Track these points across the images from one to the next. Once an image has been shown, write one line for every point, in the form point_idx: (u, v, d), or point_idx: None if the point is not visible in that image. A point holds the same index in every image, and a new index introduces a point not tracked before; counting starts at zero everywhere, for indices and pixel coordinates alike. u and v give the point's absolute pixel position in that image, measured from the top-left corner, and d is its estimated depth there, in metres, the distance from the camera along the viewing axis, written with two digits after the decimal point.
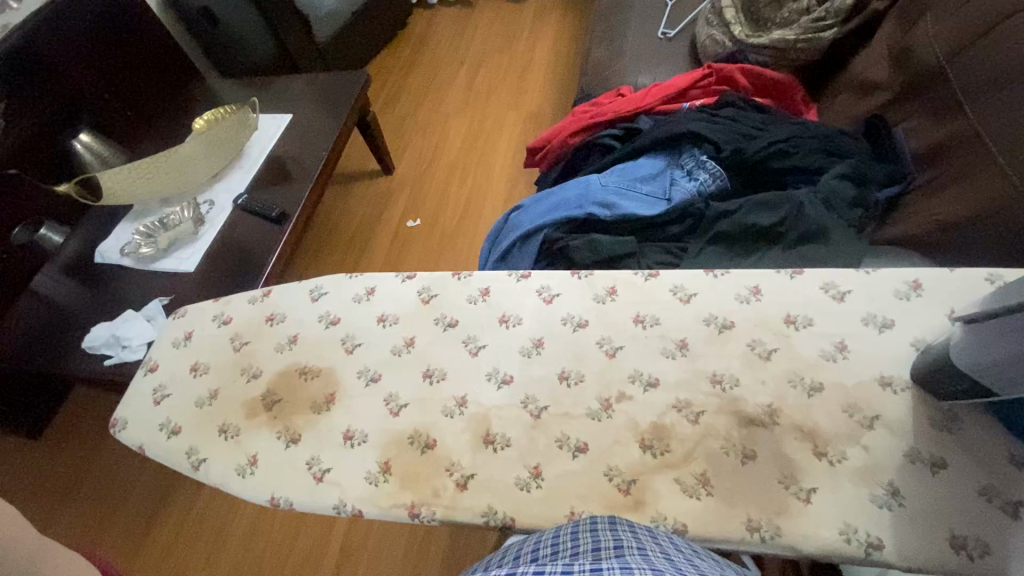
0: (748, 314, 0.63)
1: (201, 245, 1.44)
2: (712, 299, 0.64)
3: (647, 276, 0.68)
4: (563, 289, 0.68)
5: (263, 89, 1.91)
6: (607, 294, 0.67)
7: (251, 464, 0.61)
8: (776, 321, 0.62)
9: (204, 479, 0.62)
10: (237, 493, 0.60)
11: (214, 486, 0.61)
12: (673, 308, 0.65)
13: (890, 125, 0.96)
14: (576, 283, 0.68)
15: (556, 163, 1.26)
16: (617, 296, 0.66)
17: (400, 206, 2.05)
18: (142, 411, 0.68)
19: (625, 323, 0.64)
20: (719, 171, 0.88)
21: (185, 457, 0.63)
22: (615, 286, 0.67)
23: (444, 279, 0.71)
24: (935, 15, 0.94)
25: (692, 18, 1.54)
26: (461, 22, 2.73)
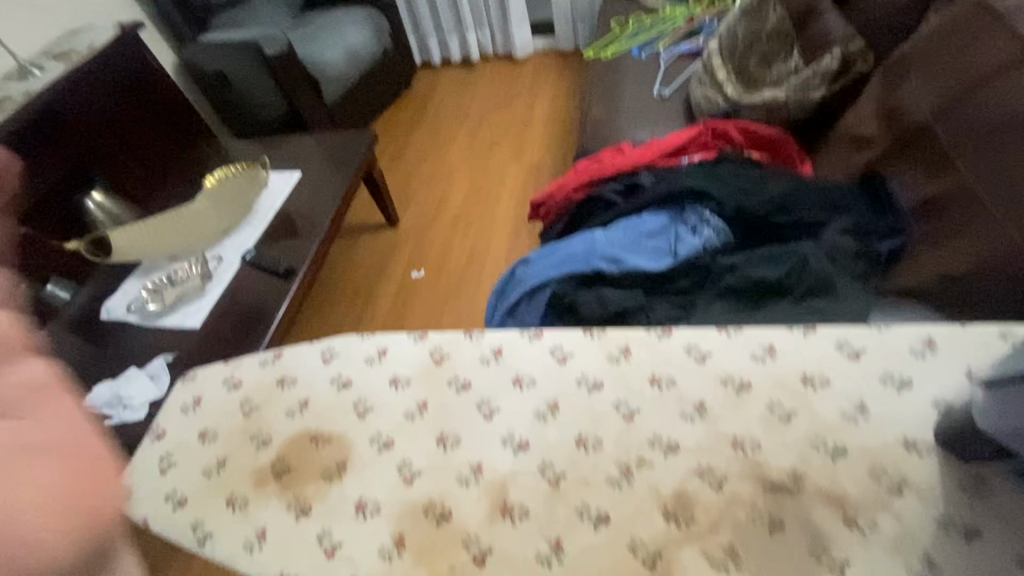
0: (764, 373, 0.62)
1: (207, 301, 1.46)
2: (726, 358, 0.64)
3: (661, 335, 0.68)
4: (576, 349, 0.68)
5: (273, 147, 1.98)
6: (621, 354, 0.67)
7: (260, 539, 0.59)
8: (792, 380, 0.62)
9: (209, 556, 0.59)
10: (243, 571, 0.57)
11: (220, 561, 0.59)
12: (688, 368, 0.64)
13: (885, 179, 0.99)
14: (588, 343, 0.68)
15: (560, 216, 1.29)
16: (631, 356, 0.66)
17: (405, 257, 2.08)
18: (147, 479, 0.66)
19: (641, 384, 0.64)
20: (722, 227, 0.90)
21: (190, 530, 0.61)
22: (628, 346, 0.67)
23: (456, 339, 0.71)
24: (918, 75, 0.99)
25: (686, 78, 1.62)
26: (463, 81, 2.86)
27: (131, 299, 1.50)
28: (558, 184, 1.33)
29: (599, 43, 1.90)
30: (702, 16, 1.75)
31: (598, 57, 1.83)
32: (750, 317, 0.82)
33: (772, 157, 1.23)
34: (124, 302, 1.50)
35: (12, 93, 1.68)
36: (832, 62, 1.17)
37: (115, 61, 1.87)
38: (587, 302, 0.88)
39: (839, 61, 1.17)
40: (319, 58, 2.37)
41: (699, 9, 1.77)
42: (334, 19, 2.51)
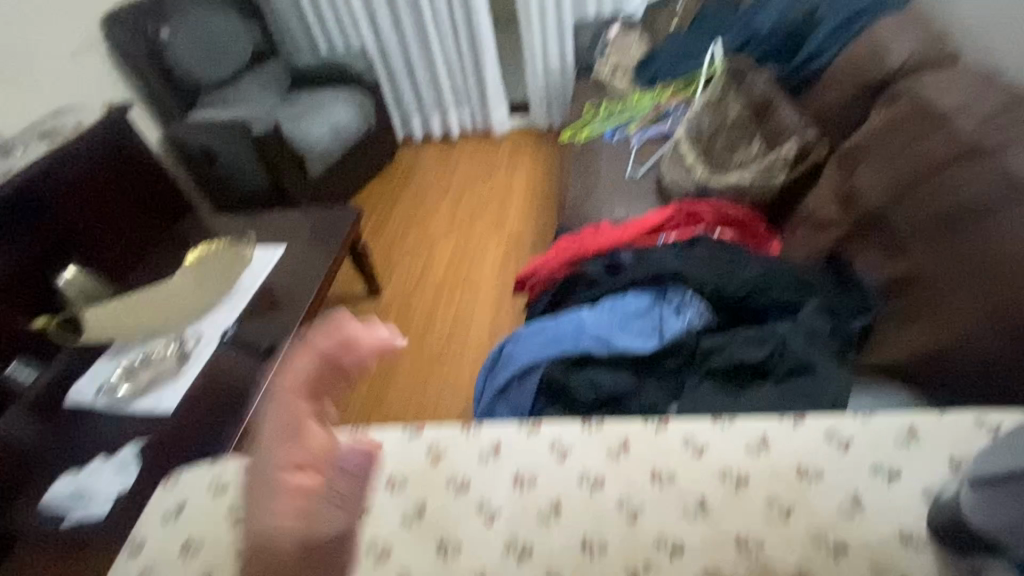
0: (760, 467, 0.63)
1: (182, 383, 1.40)
2: (723, 451, 0.65)
3: (658, 427, 0.68)
4: (575, 444, 0.68)
5: (257, 222, 2.00)
6: (620, 448, 0.67)
7: None
8: (789, 474, 0.63)
9: None
10: None
11: None
12: (686, 462, 0.65)
13: (849, 259, 1.06)
14: (587, 436, 0.68)
15: (545, 291, 1.33)
16: (630, 450, 0.66)
17: (386, 328, 2.06)
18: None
19: (642, 480, 0.64)
20: (705, 308, 0.94)
21: None
22: (626, 440, 0.67)
23: (452, 435, 0.70)
24: (869, 166, 1.08)
25: (657, 159, 1.73)
26: (444, 155, 2.98)
27: (101, 381, 1.44)
28: (542, 260, 1.37)
29: (573, 125, 2.03)
30: (668, 103, 1.90)
31: (574, 139, 1.95)
32: (737, 399, 0.84)
33: (743, 233, 1.30)
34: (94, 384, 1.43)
35: None
36: (791, 150, 1.28)
37: (101, 141, 1.91)
38: (580, 385, 0.89)
39: (796, 150, 1.27)
40: (304, 136, 2.45)
41: (665, 96, 1.92)
42: (320, 99, 2.64)
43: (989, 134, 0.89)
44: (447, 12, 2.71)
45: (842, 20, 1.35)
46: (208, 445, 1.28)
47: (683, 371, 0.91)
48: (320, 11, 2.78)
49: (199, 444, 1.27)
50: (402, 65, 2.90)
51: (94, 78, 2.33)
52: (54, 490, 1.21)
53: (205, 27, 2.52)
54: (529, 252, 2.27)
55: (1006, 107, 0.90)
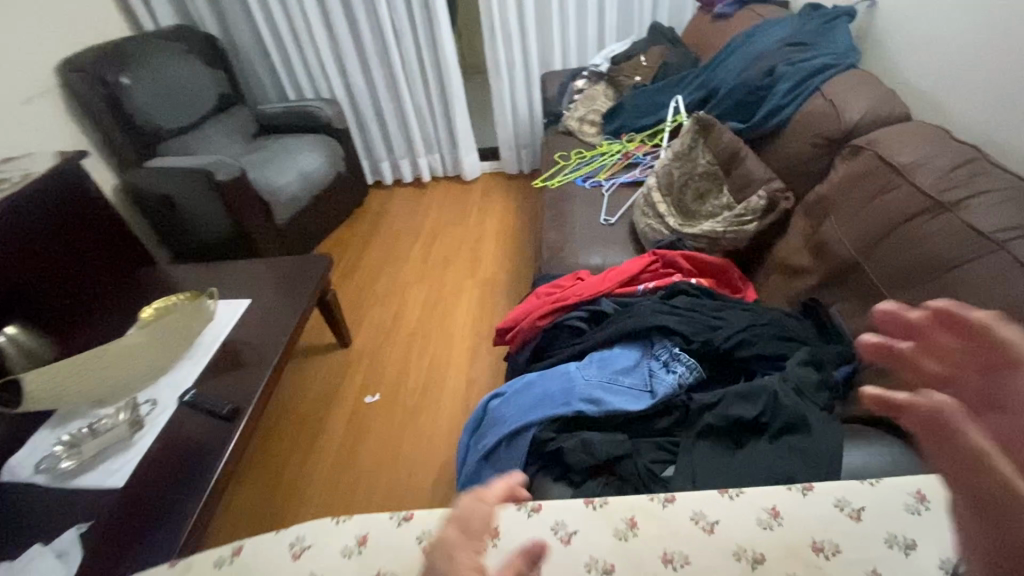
0: (775, 543, 0.61)
1: (135, 455, 1.28)
2: (734, 527, 0.63)
3: (665, 503, 0.66)
4: (580, 525, 0.65)
5: (221, 274, 1.92)
6: (628, 528, 0.64)
7: None
8: (804, 549, 0.61)
9: None
10: None
11: None
12: (698, 541, 0.62)
13: (826, 307, 1.08)
14: (592, 516, 0.65)
15: (527, 342, 1.30)
16: (639, 529, 0.64)
17: (357, 381, 1.97)
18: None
19: (654, 564, 0.61)
20: (694, 364, 0.93)
21: None
22: (634, 518, 0.65)
23: (446, 520, 0.67)
24: (836, 217, 1.13)
25: (629, 206, 1.77)
26: (415, 200, 2.97)
27: (42, 454, 1.30)
28: (522, 311, 1.34)
29: (545, 173, 2.06)
30: (637, 152, 1.96)
31: (546, 186, 1.97)
32: (734, 459, 0.82)
33: (717, 283, 1.33)
34: (34, 457, 1.29)
35: None
36: (759, 201, 1.31)
37: (52, 194, 1.83)
38: (573, 449, 0.85)
39: (765, 201, 1.31)
40: (271, 183, 2.40)
41: (633, 145, 1.98)
42: (288, 146, 2.61)
43: (951, 191, 0.94)
44: (418, 62, 2.76)
45: (799, 79, 1.43)
46: (162, 527, 1.17)
47: (675, 430, 0.90)
48: (288, 60, 2.78)
49: (151, 528, 1.16)
50: (372, 112, 2.92)
51: (45, 126, 2.23)
52: None
53: (169, 74, 2.47)
54: (504, 298, 2.25)
55: (959, 165, 0.97)
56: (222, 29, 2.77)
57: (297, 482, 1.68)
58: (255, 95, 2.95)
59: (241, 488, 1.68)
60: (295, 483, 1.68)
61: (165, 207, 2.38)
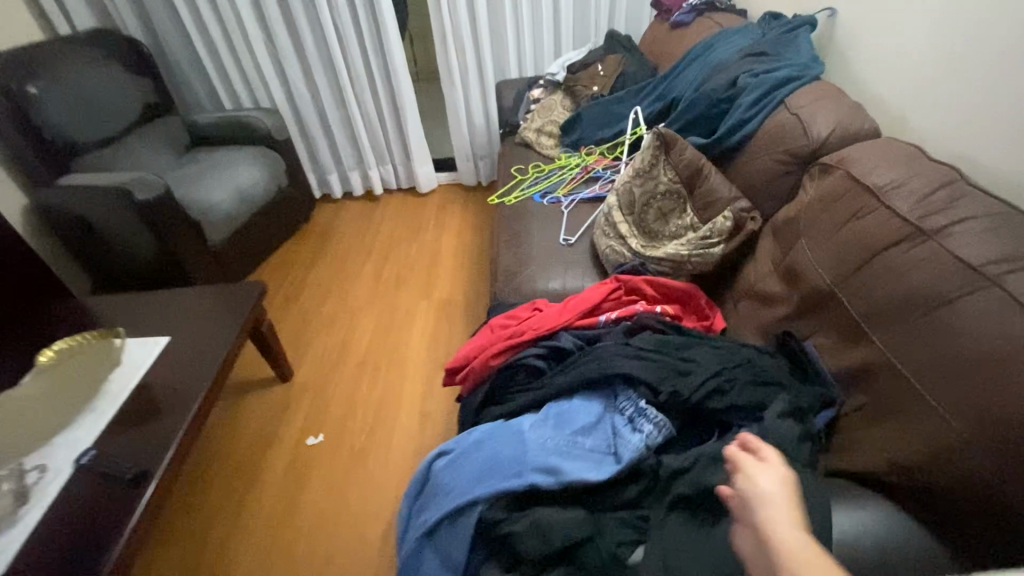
0: None
1: (17, 536, 1.07)
2: None
3: None
4: None
5: (139, 307, 1.71)
6: None
7: None
8: None
9: None
10: None
11: None
12: None
13: (801, 342, 0.99)
14: None
15: (479, 383, 1.16)
16: None
17: (300, 420, 1.79)
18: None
19: None
20: (663, 421, 0.82)
21: None
22: None
23: None
24: (809, 240, 1.04)
25: (589, 224, 1.66)
26: (367, 214, 2.80)
27: None
28: (474, 348, 1.20)
29: (501, 188, 1.93)
30: (597, 165, 1.86)
31: (502, 202, 1.85)
32: (710, 538, 0.70)
33: (683, 309, 1.23)
34: None
35: None
36: (726, 222, 1.22)
37: None
38: (528, 531, 0.72)
39: (731, 222, 1.23)
40: (203, 201, 2.19)
41: (592, 158, 1.88)
42: (224, 159, 2.40)
43: (932, 216, 0.86)
44: (366, 70, 2.59)
45: (762, 92, 1.35)
46: None
47: (644, 501, 0.78)
48: (223, 66, 2.57)
49: None
50: (318, 123, 2.73)
51: None
52: None
53: (84, 82, 2.23)
54: (461, 321, 2.11)
55: (941, 188, 0.90)
56: (147, 33, 2.53)
57: (228, 543, 1.50)
58: (187, 104, 2.71)
59: (161, 553, 1.48)
60: (226, 544, 1.49)
61: (82, 228, 2.16)
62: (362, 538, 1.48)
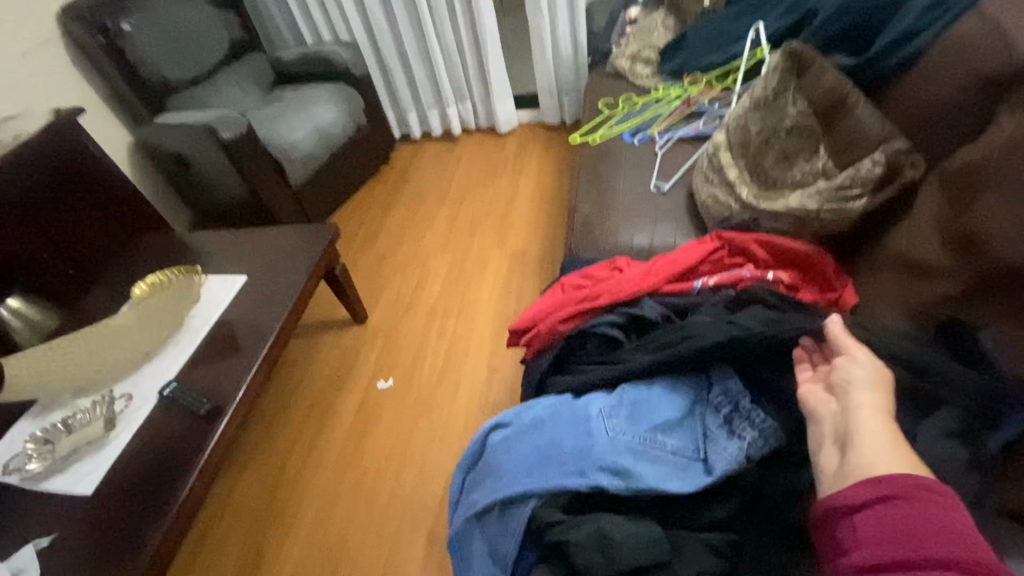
0: None
1: (106, 458, 1.14)
2: None
3: None
4: None
5: (221, 244, 1.75)
6: None
7: None
8: None
9: None
10: None
11: None
12: None
13: (973, 333, 0.76)
14: None
15: (546, 348, 1.03)
16: None
17: (370, 364, 1.79)
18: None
19: None
20: (770, 428, 0.69)
21: None
22: None
23: None
24: (999, 196, 0.77)
25: (686, 169, 1.42)
26: (444, 155, 2.69)
27: (12, 454, 1.18)
28: (543, 309, 1.07)
29: (586, 126, 1.71)
30: (702, 97, 1.57)
31: (585, 142, 1.64)
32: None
33: (802, 278, 1.01)
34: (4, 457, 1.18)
35: None
36: (874, 168, 0.95)
37: (41, 158, 1.70)
38: (590, 541, 0.64)
39: (882, 167, 0.96)
40: (284, 138, 2.18)
41: (696, 89, 1.60)
42: (304, 96, 2.37)
43: None
44: None
45: None
46: (123, 552, 1.02)
47: (734, 521, 0.68)
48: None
49: (109, 547, 1.03)
50: (396, 56, 2.60)
51: (45, 80, 2.05)
52: None
53: (175, 20, 2.26)
54: (535, 272, 1.98)
55: None
56: None
57: (301, 475, 1.56)
58: (271, 38, 2.69)
59: (241, 479, 1.57)
60: (299, 476, 1.55)
61: (179, 166, 2.25)
62: (424, 488, 1.48)
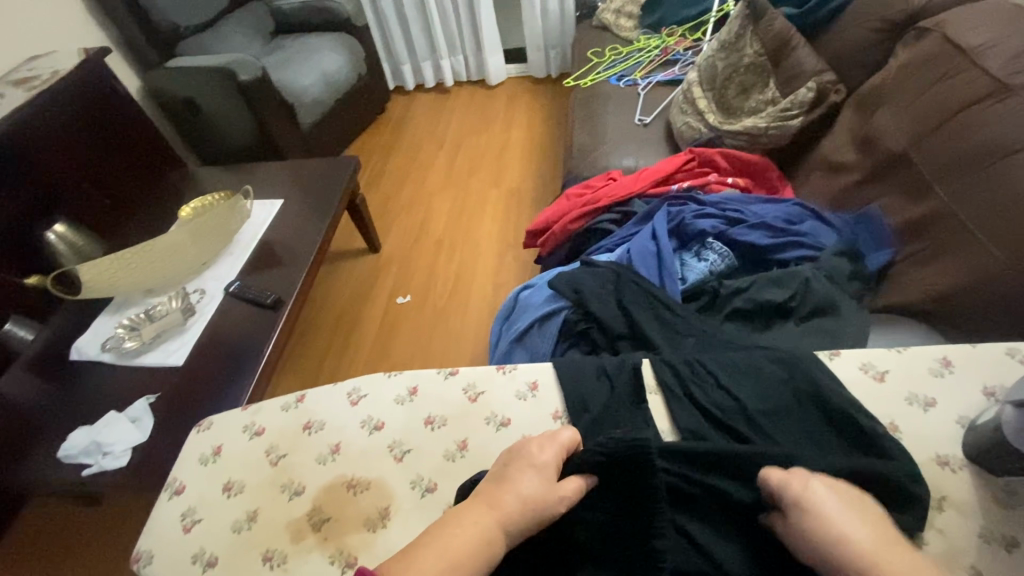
0: (871, 390, 0.79)
1: (190, 337, 1.40)
2: (905, 379, 0.79)
3: (532, 391, 0.86)
4: (489, 387, 0.87)
5: (249, 175, 1.92)
6: (530, 389, 0.86)
7: (215, 453, 0.85)
8: (900, 398, 0.77)
9: (253, 530, 0.77)
10: (221, 508, 0.80)
11: (200, 495, 0.82)
12: (872, 384, 0.79)
13: (868, 206, 1.07)
14: (503, 378, 0.88)
15: (558, 244, 1.31)
16: (538, 390, 0.86)
17: (388, 284, 2.04)
18: (163, 546, 0.77)
19: (519, 392, 0.86)
20: (726, 252, 1.08)
21: (231, 523, 0.78)
22: (536, 382, 0.87)
23: (431, 380, 0.89)
24: (890, 108, 1.07)
25: (665, 105, 1.68)
26: (438, 105, 2.88)
27: (105, 337, 1.45)
28: (555, 213, 1.33)
29: (578, 72, 1.96)
30: (677, 47, 1.85)
31: (578, 85, 1.88)
32: (756, 375, 0.82)
33: (753, 183, 1.32)
34: (96, 339, 1.45)
35: None
36: (808, 93, 1.25)
37: (80, 94, 1.80)
38: (606, 312, 0.99)
39: (814, 93, 1.25)
40: (294, 82, 2.33)
41: (673, 40, 1.88)
42: (309, 45, 2.51)
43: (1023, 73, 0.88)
44: None
45: None
46: (220, 404, 1.28)
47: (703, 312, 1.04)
48: None
49: (204, 403, 1.28)
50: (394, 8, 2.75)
51: (61, 22, 2.13)
52: (69, 443, 1.24)
53: None
54: (530, 206, 2.24)
55: None
56: None
57: (336, 374, 1.82)
58: None
59: (283, 378, 1.83)
60: (334, 374, 1.81)
61: (189, 110, 2.31)
62: None
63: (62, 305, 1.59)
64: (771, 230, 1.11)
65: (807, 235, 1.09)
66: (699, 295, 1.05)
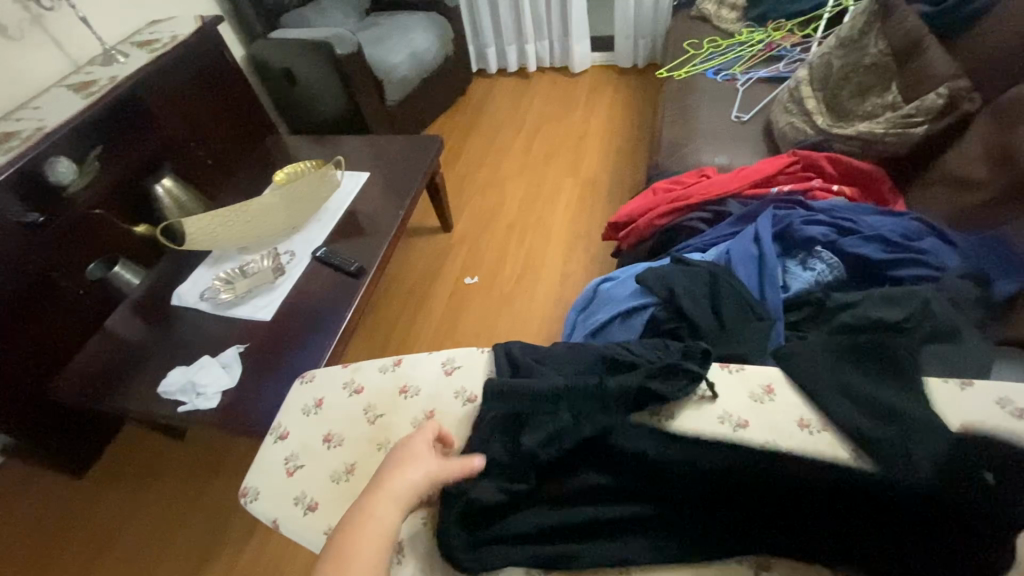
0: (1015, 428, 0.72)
1: (278, 295, 1.49)
2: None
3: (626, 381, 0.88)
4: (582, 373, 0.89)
5: (338, 147, 1.99)
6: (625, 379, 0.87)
7: (316, 406, 0.91)
8: None
9: (350, 483, 0.83)
10: (321, 458, 0.85)
11: (302, 443, 0.87)
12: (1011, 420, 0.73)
13: (1001, 229, 0.96)
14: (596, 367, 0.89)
15: (640, 240, 1.28)
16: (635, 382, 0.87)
17: (458, 264, 2.07)
18: (268, 485, 0.84)
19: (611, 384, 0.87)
20: (835, 263, 1.03)
21: (331, 472, 0.84)
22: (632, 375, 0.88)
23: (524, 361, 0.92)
24: None
25: (766, 103, 1.60)
26: (520, 89, 2.88)
27: (203, 286, 1.57)
28: (640, 206, 1.30)
29: (671, 63, 1.89)
30: (784, 43, 1.76)
31: (671, 76, 1.82)
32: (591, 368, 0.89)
33: (862, 193, 1.23)
34: (196, 288, 1.57)
35: (98, 79, 1.73)
36: (936, 99, 1.14)
37: (194, 58, 1.92)
38: (699, 312, 0.96)
39: (944, 99, 1.13)
40: (385, 59, 2.38)
41: (780, 35, 1.78)
42: (401, 24, 2.56)
43: None
44: None
45: None
46: (302, 359, 1.35)
47: (804, 324, 1.00)
48: None
49: (287, 359, 1.35)
50: None
51: None
52: (169, 380, 1.35)
53: None
54: (605, 198, 2.20)
55: None
56: None
57: (405, 345, 1.88)
58: None
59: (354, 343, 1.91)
60: (401, 344, 1.87)
61: (286, 81, 2.42)
62: None
63: (165, 253, 1.72)
64: (886, 244, 1.04)
65: (927, 254, 1.02)
66: (801, 306, 1.01)
